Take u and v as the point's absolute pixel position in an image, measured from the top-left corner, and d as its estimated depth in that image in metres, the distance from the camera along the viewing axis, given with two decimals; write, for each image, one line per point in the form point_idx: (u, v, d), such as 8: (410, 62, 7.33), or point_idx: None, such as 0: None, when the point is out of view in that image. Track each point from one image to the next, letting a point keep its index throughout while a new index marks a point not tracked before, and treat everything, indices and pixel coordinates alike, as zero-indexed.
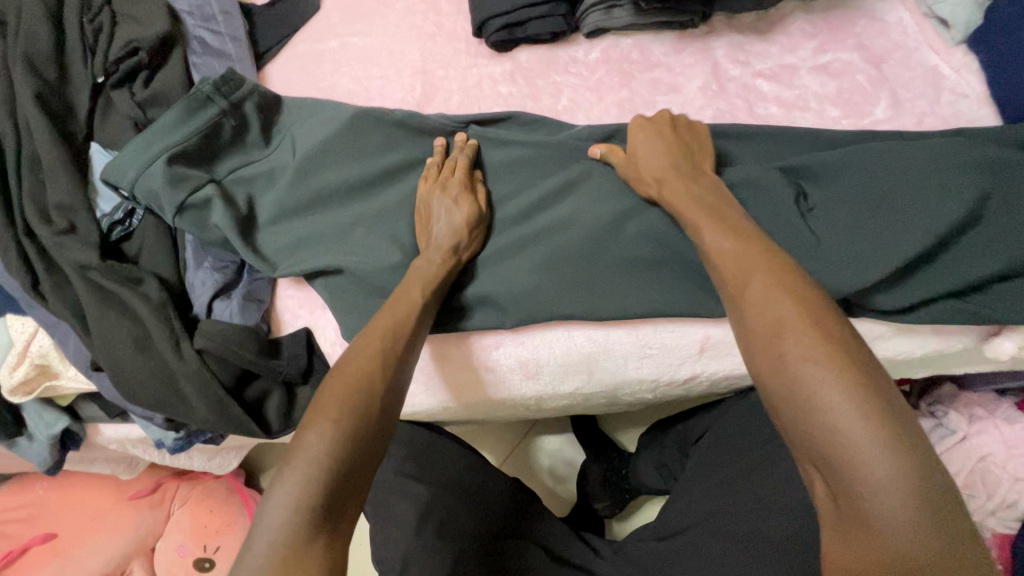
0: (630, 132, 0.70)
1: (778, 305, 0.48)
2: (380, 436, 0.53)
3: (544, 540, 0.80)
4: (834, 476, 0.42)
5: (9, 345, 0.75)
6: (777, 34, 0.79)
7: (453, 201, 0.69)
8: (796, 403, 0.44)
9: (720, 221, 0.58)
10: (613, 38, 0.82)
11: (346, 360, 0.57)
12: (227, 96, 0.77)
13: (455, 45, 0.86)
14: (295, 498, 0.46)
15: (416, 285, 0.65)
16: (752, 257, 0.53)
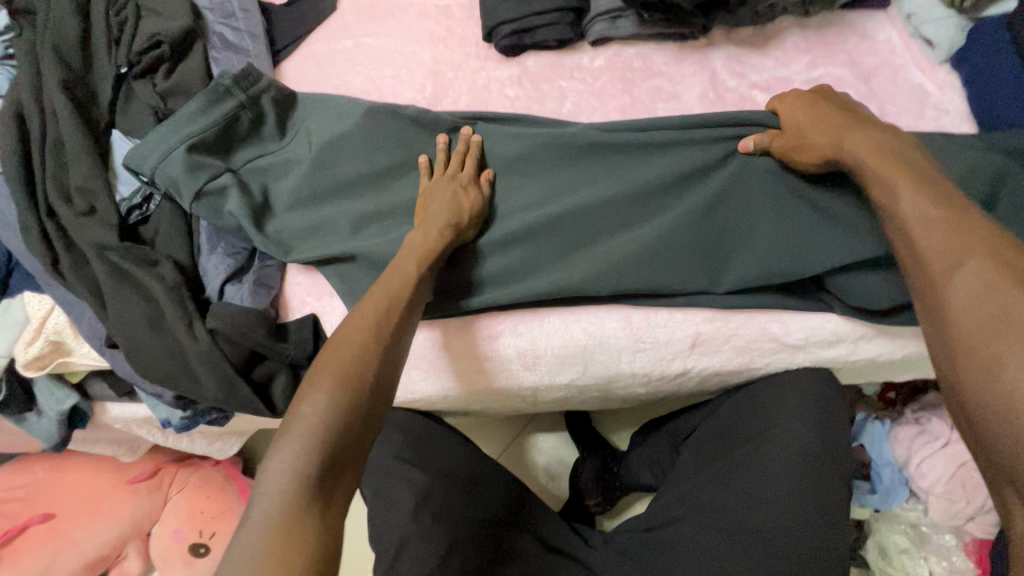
0: (787, 109, 0.70)
1: (1012, 301, 0.45)
2: (375, 411, 0.55)
3: (538, 531, 0.83)
4: None
5: (24, 321, 0.78)
6: (773, 49, 0.83)
7: (461, 187, 0.73)
8: (1002, 408, 0.43)
9: (927, 193, 0.54)
10: (617, 46, 0.86)
11: (342, 330, 0.58)
12: (246, 90, 0.80)
13: (465, 49, 0.90)
14: (291, 468, 0.48)
15: (413, 257, 0.66)
16: (966, 243, 0.49)
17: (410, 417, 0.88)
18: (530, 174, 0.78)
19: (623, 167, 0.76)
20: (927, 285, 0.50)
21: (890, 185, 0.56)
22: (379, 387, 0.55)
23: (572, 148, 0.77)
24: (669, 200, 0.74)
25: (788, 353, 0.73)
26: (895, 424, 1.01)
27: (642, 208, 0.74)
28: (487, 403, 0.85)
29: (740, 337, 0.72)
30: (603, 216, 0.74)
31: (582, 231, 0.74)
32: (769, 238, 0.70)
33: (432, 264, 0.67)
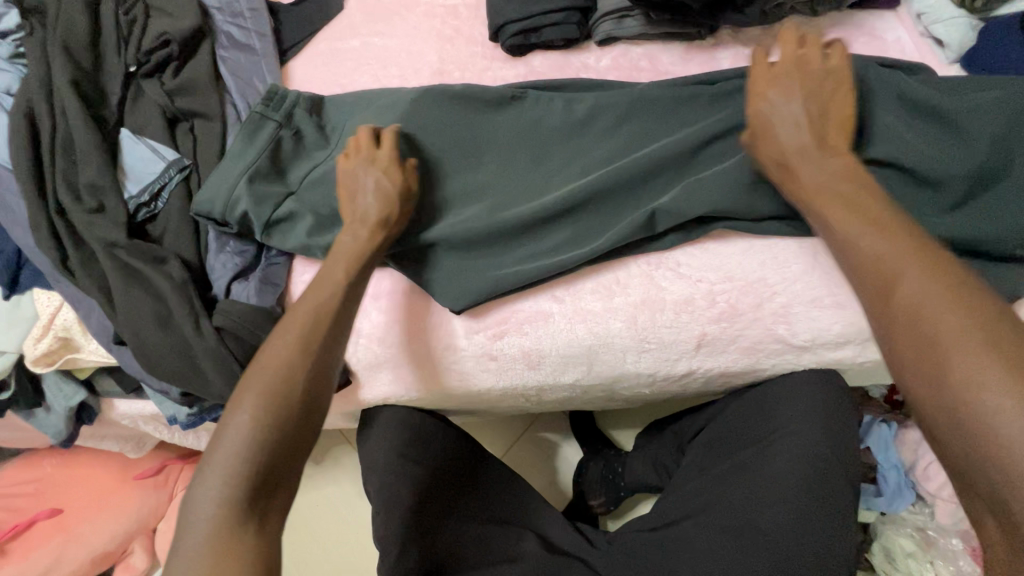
0: (757, 88, 0.65)
1: (940, 315, 0.44)
2: (309, 422, 0.56)
3: (541, 531, 0.84)
4: (1001, 501, 0.39)
5: (33, 318, 0.78)
6: (782, 48, 0.82)
7: (383, 172, 0.70)
8: (960, 420, 0.41)
9: (853, 206, 0.55)
10: (624, 46, 0.85)
11: (265, 350, 0.58)
12: (277, 110, 0.80)
13: (471, 49, 0.90)
14: (217, 494, 0.50)
15: (341, 265, 0.65)
16: (880, 246, 0.51)
17: (410, 413, 0.85)
18: (590, 136, 0.79)
19: (686, 115, 0.77)
20: (871, 301, 0.50)
21: (825, 206, 0.57)
22: (310, 401, 0.56)
23: (626, 104, 0.78)
24: (707, 159, 0.75)
25: (793, 354, 0.73)
26: (902, 427, 1.00)
27: (713, 144, 0.74)
28: (491, 403, 0.86)
29: (746, 338, 0.72)
30: (642, 189, 0.74)
31: (652, 175, 0.74)
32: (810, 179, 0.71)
33: (362, 268, 0.66)
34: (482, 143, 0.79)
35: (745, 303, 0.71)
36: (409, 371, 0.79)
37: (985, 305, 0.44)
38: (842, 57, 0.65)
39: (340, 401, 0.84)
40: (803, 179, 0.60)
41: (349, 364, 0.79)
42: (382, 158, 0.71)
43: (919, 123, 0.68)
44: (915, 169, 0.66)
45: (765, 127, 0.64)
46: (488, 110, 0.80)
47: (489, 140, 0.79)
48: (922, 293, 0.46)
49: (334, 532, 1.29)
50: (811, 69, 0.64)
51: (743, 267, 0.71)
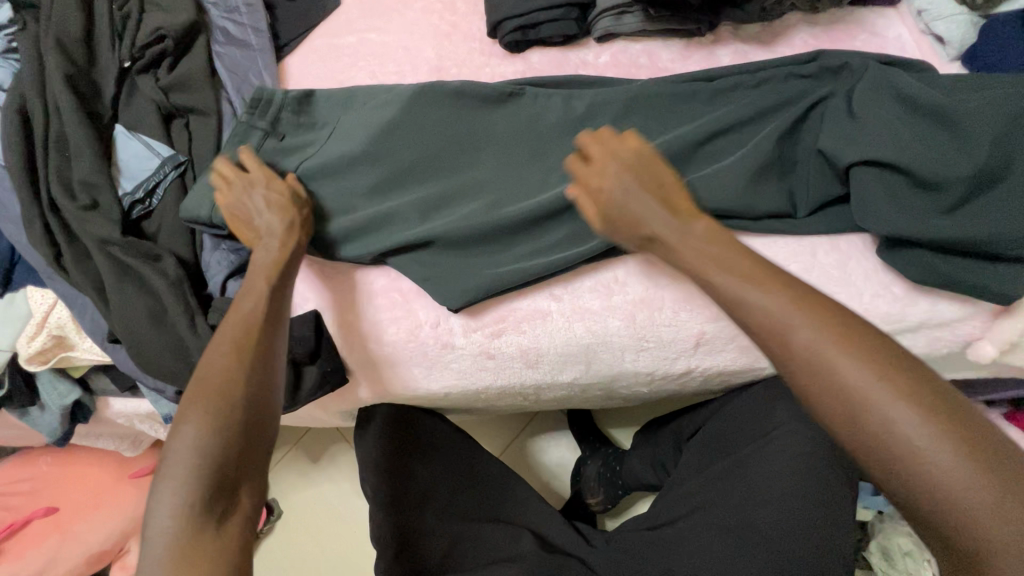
0: (593, 180, 0.63)
1: (835, 353, 0.47)
2: (259, 422, 0.57)
3: (539, 529, 0.83)
4: (925, 504, 0.43)
5: (25, 316, 0.77)
6: (782, 45, 0.81)
7: (266, 189, 0.70)
8: (880, 440, 0.44)
9: (726, 268, 0.54)
10: (623, 43, 0.85)
11: (201, 369, 0.57)
12: (264, 114, 0.79)
13: (469, 45, 0.89)
14: (177, 507, 0.50)
15: (262, 271, 0.65)
16: (758, 294, 0.51)
17: (409, 411, 0.85)
18: (589, 132, 0.78)
19: (684, 112, 0.77)
20: (773, 352, 0.50)
21: (697, 271, 0.56)
22: (257, 403, 0.57)
23: (624, 101, 0.77)
24: (707, 155, 0.74)
25: None
26: None
27: (712, 141, 0.74)
28: (489, 401, 0.86)
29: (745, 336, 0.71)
30: None
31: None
32: (808, 177, 0.71)
33: (284, 272, 0.66)
34: (480, 139, 0.79)
35: None
36: (406, 369, 0.78)
37: (860, 328, 0.48)
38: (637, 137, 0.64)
39: (337, 399, 0.84)
40: (682, 255, 0.58)
41: (345, 361, 0.78)
42: (258, 178, 0.71)
43: (923, 125, 0.67)
44: (916, 172, 0.65)
45: (610, 214, 0.62)
46: (484, 106, 0.80)
47: (483, 136, 0.79)
48: (810, 334, 0.48)
49: (332, 530, 1.29)
50: (643, 155, 0.63)
51: None
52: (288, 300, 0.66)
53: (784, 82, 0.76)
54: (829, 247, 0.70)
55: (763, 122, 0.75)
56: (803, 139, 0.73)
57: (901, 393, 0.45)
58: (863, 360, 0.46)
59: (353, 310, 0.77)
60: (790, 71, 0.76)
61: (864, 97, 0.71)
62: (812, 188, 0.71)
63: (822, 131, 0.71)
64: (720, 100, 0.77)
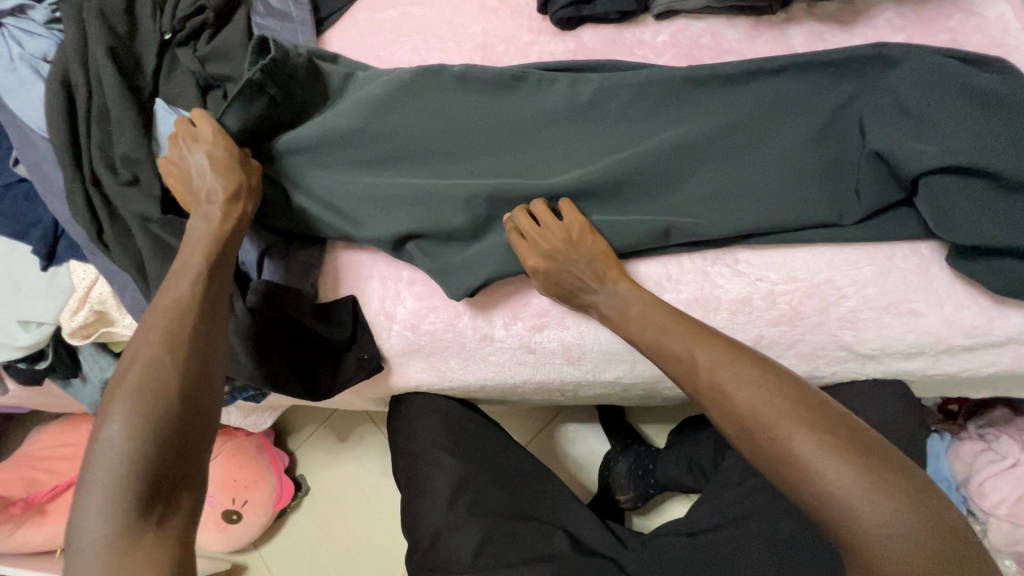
0: (537, 257, 0.66)
1: (729, 377, 0.53)
2: (197, 413, 0.54)
3: (572, 529, 0.81)
4: (828, 514, 0.47)
5: (70, 290, 0.78)
6: (862, 25, 0.73)
7: (211, 161, 0.66)
8: (782, 458, 0.49)
9: (649, 328, 0.61)
10: (684, 20, 0.78)
11: (128, 361, 0.54)
12: (276, 82, 0.72)
13: (517, 21, 0.84)
14: (104, 506, 0.48)
15: (197, 252, 0.62)
16: (677, 345, 0.58)
17: (448, 403, 0.84)
18: (602, 120, 0.72)
19: (707, 101, 0.70)
20: (692, 386, 0.56)
21: (630, 328, 0.63)
22: (192, 395, 0.54)
23: (636, 88, 0.71)
24: (736, 148, 0.68)
25: (859, 363, 0.66)
26: (956, 439, 0.93)
27: (737, 138, 0.68)
28: (524, 395, 0.84)
29: (806, 343, 0.65)
30: (663, 177, 0.68)
31: (677, 169, 0.68)
32: (850, 180, 0.66)
33: (221, 250, 0.63)
34: (488, 124, 0.73)
35: (809, 306, 0.65)
36: (443, 359, 0.76)
37: (767, 364, 0.54)
38: (575, 215, 0.67)
39: (370, 387, 0.82)
40: (619, 316, 0.64)
41: (381, 349, 0.77)
42: (205, 135, 0.68)
43: (994, 119, 0.62)
44: (1001, 173, 0.59)
45: (550, 282, 0.67)
46: (492, 90, 0.75)
47: (488, 121, 0.74)
48: (721, 371, 0.54)
49: (358, 508, 1.30)
50: (574, 249, 0.66)
51: (807, 267, 0.65)
52: (225, 280, 0.63)
53: (808, 70, 0.68)
54: (908, 251, 0.64)
55: (799, 113, 0.68)
56: (845, 139, 0.67)
57: (806, 423, 0.49)
58: (768, 393, 0.51)
59: (390, 298, 0.75)
60: (815, 56, 0.67)
61: (915, 93, 0.64)
62: (861, 194, 0.65)
63: (871, 131, 0.65)
64: (733, 91, 0.70)
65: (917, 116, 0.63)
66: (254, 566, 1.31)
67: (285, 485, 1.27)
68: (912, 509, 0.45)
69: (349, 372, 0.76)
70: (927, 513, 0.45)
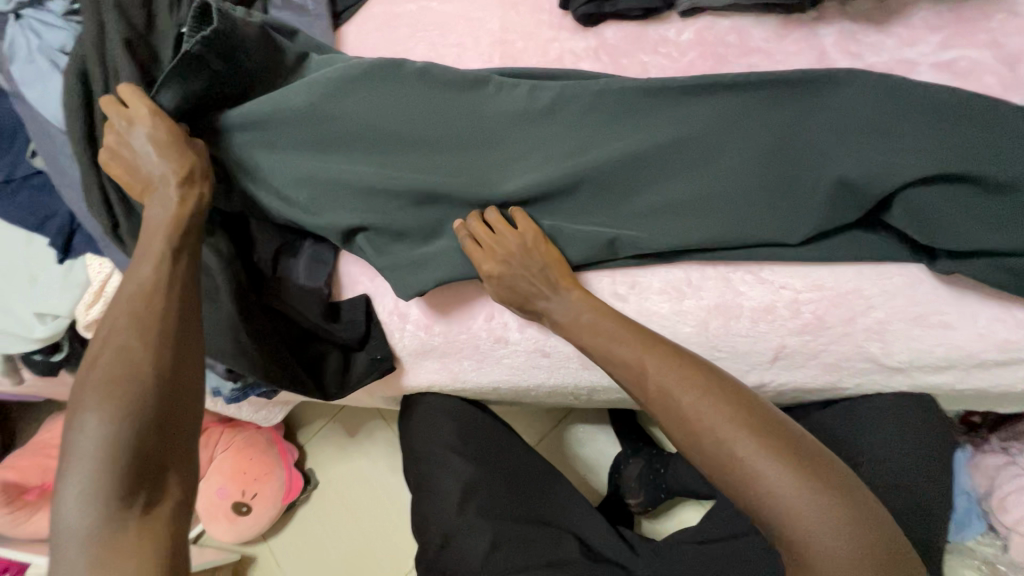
0: (490, 263, 0.65)
1: (675, 385, 0.55)
2: (178, 403, 0.54)
3: (582, 535, 0.79)
4: (764, 512, 0.49)
5: (85, 283, 0.78)
6: (897, 25, 0.70)
7: (157, 145, 0.64)
8: (722, 461, 0.51)
9: (605, 334, 0.61)
10: (710, 18, 0.76)
11: (101, 353, 0.54)
12: (218, 54, 0.67)
13: (537, 17, 0.82)
14: (86, 495, 0.48)
15: (159, 238, 0.61)
16: (627, 352, 0.59)
17: (460, 404, 0.84)
18: (555, 126, 0.70)
19: (666, 108, 0.67)
20: (643, 395, 0.58)
21: (580, 333, 0.63)
22: (169, 382, 0.54)
23: (595, 95, 0.69)
24: (688, 159, 0.66)
25: (884, 375, 0.64)
26: (980, 452, 0.90)
27: (693, 147, 0.66)
28: (536, 398, 0.83)
29: (830, 354, 0.64)
30: (613, 183, 0.67)
31: (630, 178, 0.67)
32: (802, 194, 0.63)
33: (184, 235, 0.62)
34: (438, 126, 0.70)
35: (835, 316, 0.63)
36: (455, 360, 0.76)
37: (708, 370, 0.56)
38: (525, 221, 0.67)
39: (382, 386, 0.81)
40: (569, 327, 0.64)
41: (394, 350, 0.76)
42: (140, 115, 0.65)
43: (969, 128, 0.60)
44: (988, 174, 0.58)
45: (503, 288, 0.66)
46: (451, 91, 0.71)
47: (445, 121, 0.70)
48: (668, 379, 0.56)
49: (367, 504, 1.30)
50: (528, 256, 0.65)
51: (833, 276, 0.63)
52: (193, 263, 0.62)
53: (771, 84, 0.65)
54: None
55: (754, 123, 0.65)
56: (801, 148, 0.64)
57: (744, 425, 0.52)
58: (710, 398, 0.54)
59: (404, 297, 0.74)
60: (769, 74, 0.65)
61: (875, 113, 0.62)
62: (820, 207, 0.62)
63: (828, 147, 0.63)
64: (690, 101, 0.67)
65: (880, 134, 0.62)
66: (263, 559, 1.31)
67: (294, 478, 1.28)
68: (844, 504, 0.48)
69: (362, 372, 0.76)
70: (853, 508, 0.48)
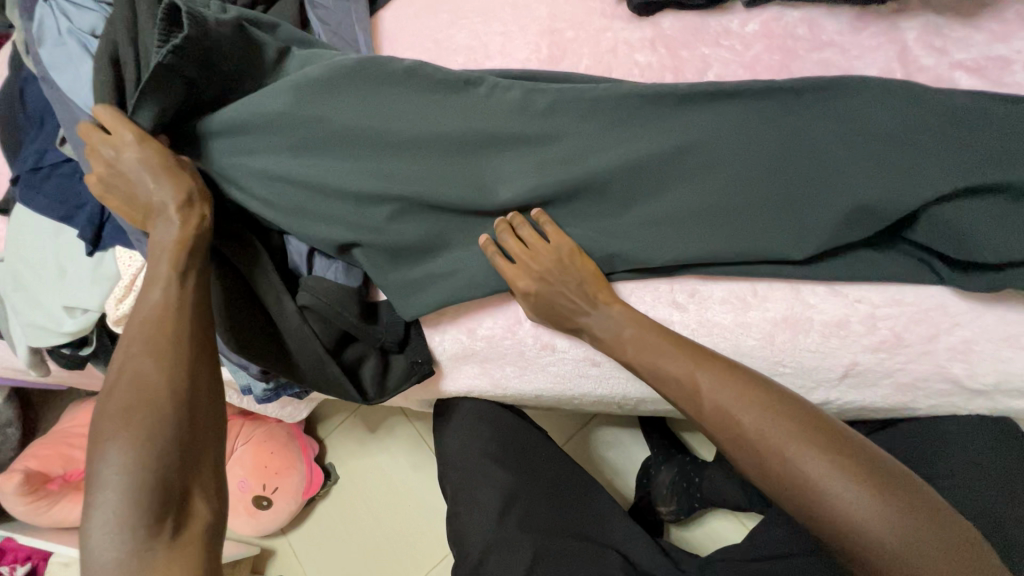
0: (524, 278, 0.62)
1: (730, 402, 0.51)
2: (196, 426, 0.51)
3: (624, 549, 0.77)
4: (847, 542, 0.44)
5: (114, 277, 0.75)
6: (986, 19, 0.65)
7: (150, 169, 0.59)
8: (790, 482, 0.47)
9: (649, 351, 0.58)
10: (778, 8, 0.71)
11: (118, 378, 0.51)
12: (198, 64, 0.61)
13: (589, 4, 0.78)
14: (115, 530, 0.45)
15: (162, 259, 0.57)
16: (675, 365, 0.56)
17: (496, 409, 0.82)
18: (556, 132, 0.66)
19: (666, 116, 0.64)
20: (699, 415, 0.53)
21: (625, 349, 0.60)
22: (186, 403, 0.51)
23: (592, 100, 0.65)
24: (694, 169, 0.63)
25: (964, 398, 0.60)
26: None
27: (696, 155, 0.63)
28: (576, 406, 0.80)
29: (906, 374, 0.60)
30: (612, 195, 0.64)
31: (632, 190, 0.64)
32: (819, 209, 0.59)
33: (190, 256, 0.58)
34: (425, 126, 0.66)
35: (915, 333, 0.59)
36: (497, 367, 0.73)
37: (762, 384, 0.52)
38: (557, 236, 0.63)
39: (418, 390, 0.79)
40: (608, 343, 0.61)
41: (433, 353, 0.73)
42: (126, 142, 0.59)
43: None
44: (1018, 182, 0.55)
45: (539, 306, 0.63)
46: (440, 92, 0.67)
47: (435, 124, 0.66)
48: (723, 394, 0.52)
49: (388, 502, 1.28)
50: (564, 271, 0.62)
51: (915, 290, 0.59)
52: (201, 284, 0.58)
53: (767, 99, 0.62)
54: None
55: (760, 132, 0.62)
56: (814, 160, 0.60)
57: (811, 440, 0.47)
58: (769, 414, 0.49)
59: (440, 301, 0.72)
60: (772, 83, 0.62)
61: (894, 124, 0.59)
62: (852, 224, 0.59)
63: (843, 167, 0.60)
64: (695, 108, 0.63)
65: (902, 145, 0.58)
66: (284, 555, 1.29)
67: (315, 473, 1.26)
68: (931, 526, 0.43)
69: (400, 376, 0.73)
70: (940, 530, 0.43)
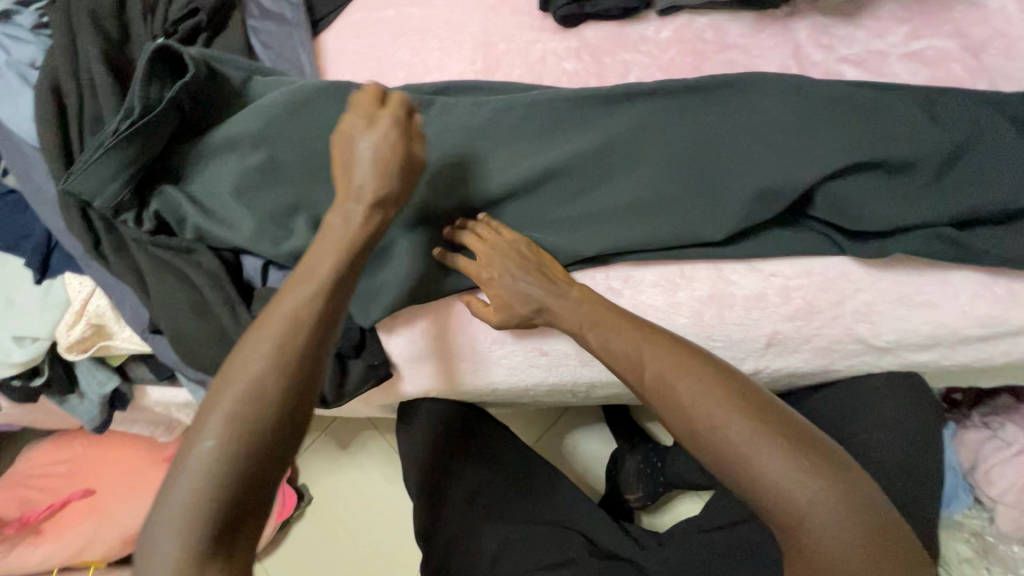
0: (484, 271, 0.65)
1: (670, 372, 0.53)
2: (292, 432, 0.48)
3: (589, 532, 0.79)
4: (770, 506, 0.48)
5: (64, 303, 0.75)
6: (866, 17, 0.73)
7: (382, 144, 0.57)
8: (721, 453, 0.50)
9: (598, 325, 0.60)
10: (687, 16, 0.78)
11: (239, 360, 0.48)
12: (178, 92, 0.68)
13: (517, 19, 0.83)
14: (178, 537, 0.43)
15: (331, 253, 0.53)
16: (622, 342, 0.57)
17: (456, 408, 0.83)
18: (496, 140, 0.70)
19: (596, 118, 0.70)
20: (640, 389, 0.55)
21: (580, 324, 0.61)
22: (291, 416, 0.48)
23: (527, 107, 0.71)
24: (620, 166, 0.68)
25: (874, 355, 0.67)
26: (962, 428, 0.93)
27: (619, 153, 0.68)
28: (534, 398, 0.83)
29: (822, 338, 0.66)
30: (545, 194, 0.69)
31: (565, 188, 0.69)
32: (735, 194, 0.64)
33: (358, 258, 0.55)
34: None
35: (824, 300, 0.64)
36: (452, 364, 0.75)
37: (700, 356, 0.55)
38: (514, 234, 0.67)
39: (379, 394, 0.80)
40: (563, 319, 0.62)
41: (390, 357, 0.75)
42: (382, 123, 0.58)
43: (900, 115, 0.64)
44: (890, 158, 0.62)
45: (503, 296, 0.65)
46: None
47: None
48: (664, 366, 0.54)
49: (363, 516, 1.28)
50: (524, 259, 0.65)
51: (824, 261, 0.65)
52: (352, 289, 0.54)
53: (681, 95, 0.68)
54: None
55: (678, 128, 0.67)
56: (724, 149, 0.66)
57: (739, 411, 0.50)
58: (705, 386, 0.52)
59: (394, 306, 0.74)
60: (688, 82, 0.68)
61: (791, 116, 0.65)
62: (763, 203, 0.64)
63: (749, 156, 0.65)
64: (619, 111, 0.69)
65: (799, 132, 0.65)
66: None
67: (287, 495, 1.24)
68: (843, 490, 0.47)
69: (357, 381, 0.74)
70: (852, 495, 0.47)
